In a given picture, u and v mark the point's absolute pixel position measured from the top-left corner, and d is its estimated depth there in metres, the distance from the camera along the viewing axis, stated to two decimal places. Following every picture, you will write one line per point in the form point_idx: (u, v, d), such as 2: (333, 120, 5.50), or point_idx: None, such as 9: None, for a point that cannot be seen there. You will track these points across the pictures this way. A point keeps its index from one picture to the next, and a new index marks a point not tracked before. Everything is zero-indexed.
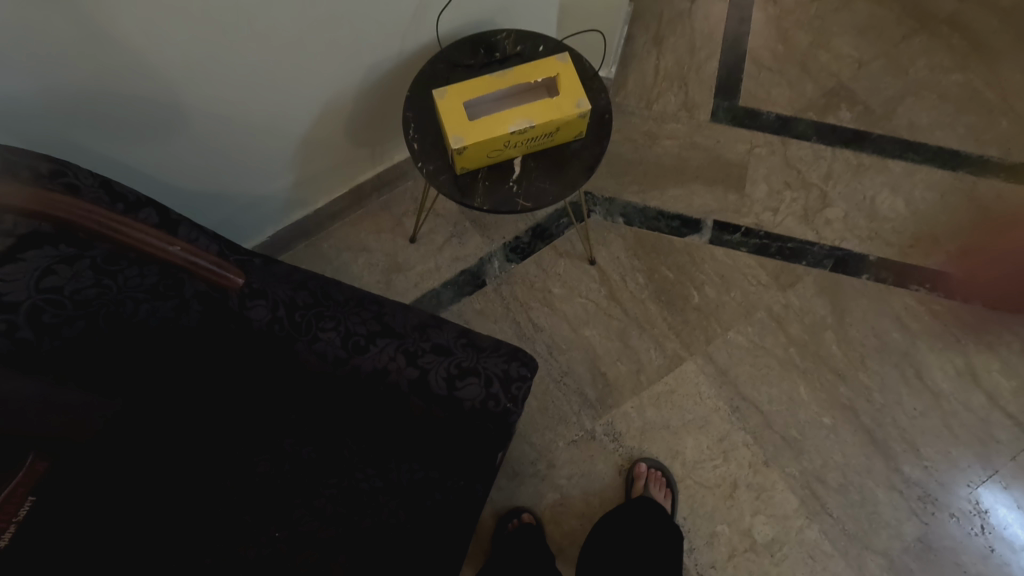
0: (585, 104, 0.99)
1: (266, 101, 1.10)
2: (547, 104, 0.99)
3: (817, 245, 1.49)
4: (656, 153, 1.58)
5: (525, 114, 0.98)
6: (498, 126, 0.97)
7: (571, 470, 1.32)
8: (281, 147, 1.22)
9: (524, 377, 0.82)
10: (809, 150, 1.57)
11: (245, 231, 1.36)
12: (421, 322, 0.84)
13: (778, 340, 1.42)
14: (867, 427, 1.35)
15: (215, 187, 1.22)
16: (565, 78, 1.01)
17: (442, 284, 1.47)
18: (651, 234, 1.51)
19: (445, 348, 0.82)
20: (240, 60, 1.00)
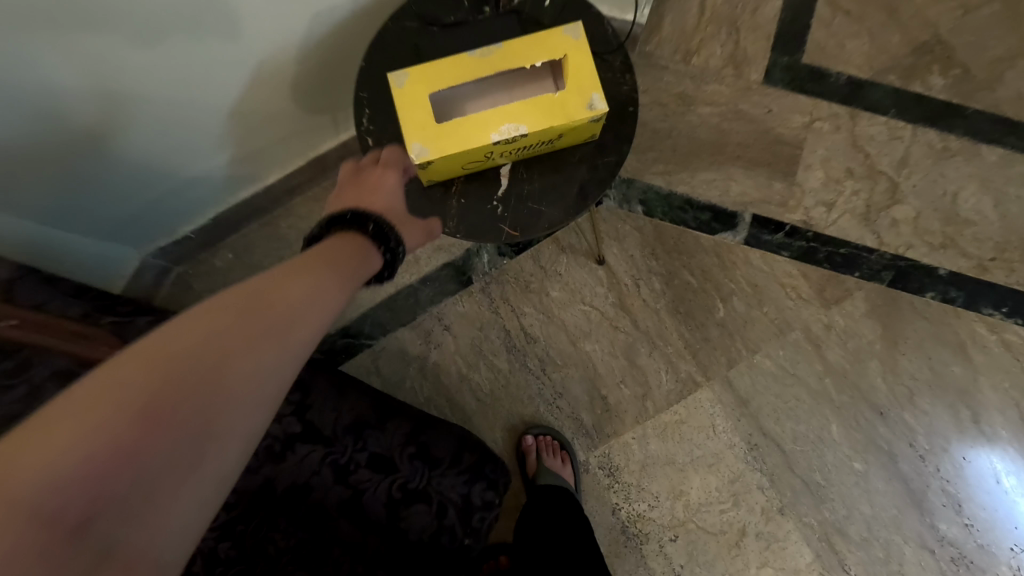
0: (603, 106, 0.70)
1: (152, 80, 0.81)
2: (547, 102, 0.70)
3: (875, 252, 1.22)
4: (690, 123, 1.26)
5: (514, 115, 0.70)
6: (475, 132, 0.70)
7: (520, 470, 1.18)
8: (199, 128, 0.94)
9: (484, 504, 0.80)
10: (883, 128, 1.25)
11: (175, 216, 1.11)
12: (357, 421, 0.79)
13: (813, 368, 1.20)
14: (904, 476, 1.16)
15: (124, 182, 0.97)
16: (577, 63, 0.71)
17: (421, 280, 1.23)
18: (675, 229, 1.24)
19: (383, 455, 0.79)
20: (93, 36, 0.71)
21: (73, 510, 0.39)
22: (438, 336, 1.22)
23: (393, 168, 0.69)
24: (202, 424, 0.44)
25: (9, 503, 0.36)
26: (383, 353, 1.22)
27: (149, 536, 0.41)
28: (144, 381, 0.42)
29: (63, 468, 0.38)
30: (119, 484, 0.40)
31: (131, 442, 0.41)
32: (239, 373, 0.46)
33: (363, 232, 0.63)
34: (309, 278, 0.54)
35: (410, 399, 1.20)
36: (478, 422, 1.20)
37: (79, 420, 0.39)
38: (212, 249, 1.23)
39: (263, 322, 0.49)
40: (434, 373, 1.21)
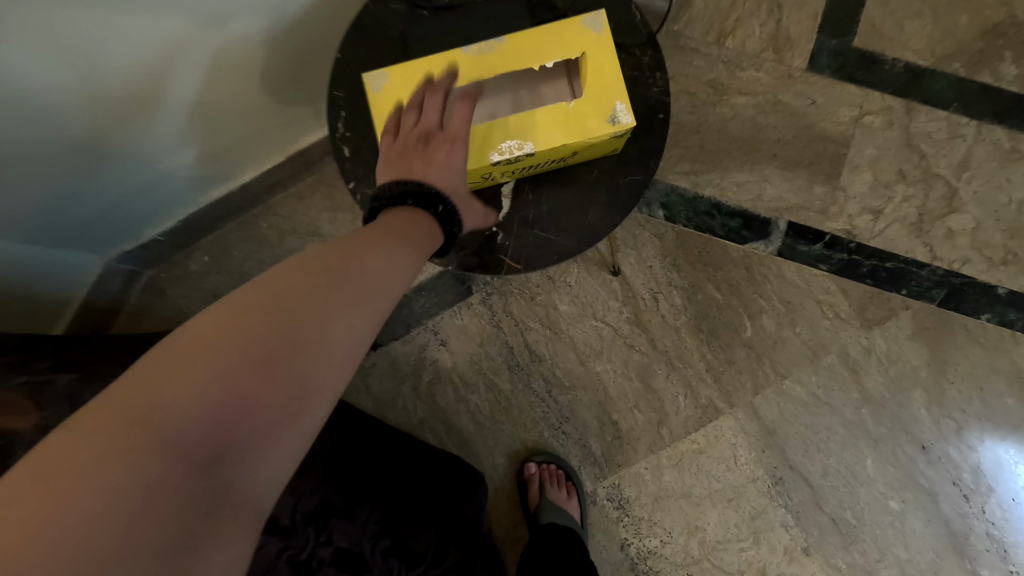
0: (628, 120, 0.59)
1: (100, 73, 0.69)
2: (561, 113, 0.59)
3: (925, 267, 1.08)
4: (721, 116, 1.11)
5: (520, 130, 0.59)
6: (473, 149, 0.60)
7: (520, 500, 1.08)
8: (165, 122, 0.82)
9: None
10: (942, 124, 1.10)
11: (144, 216, 0.99)
12: (320, 505, 0.65)
13: (849, 396, 1.08)
14: (944, 517, 1.05)
15: (79, 186, 0.84)
16: (599, 65, 0.60)
17: (415, 290, 1.12)
18: (699, 237, 1.10)
19: (350, 550, 0.66)
20: (17, 17, 0.57)
21: (200, 449, 0.37)
22: (434, 352, 1.11)
23: (462, 145, 0.58)
24: (304, 379, 0.41)
25: (143, 435, 0.35)
26: (373, 370, 1.11)
27: (259, 483, 0.40)
28: (256, 332, 0.41)
29: (188, 408, 0.37)
30: (238, 430, 0.39)
31: (249, 390, 0.39)
32: (337, 332, 0.44)
33: (431, 213, 0.56)
34: (388, 244, 0.51)
35: (403, 421, 1.09)
36: (477, 447, 1.09)
37: (199, 363, 0.38)
38: (186, 251, 1.11)
39: (354, 284, 0.47)
40: (429, 393, 1.10)
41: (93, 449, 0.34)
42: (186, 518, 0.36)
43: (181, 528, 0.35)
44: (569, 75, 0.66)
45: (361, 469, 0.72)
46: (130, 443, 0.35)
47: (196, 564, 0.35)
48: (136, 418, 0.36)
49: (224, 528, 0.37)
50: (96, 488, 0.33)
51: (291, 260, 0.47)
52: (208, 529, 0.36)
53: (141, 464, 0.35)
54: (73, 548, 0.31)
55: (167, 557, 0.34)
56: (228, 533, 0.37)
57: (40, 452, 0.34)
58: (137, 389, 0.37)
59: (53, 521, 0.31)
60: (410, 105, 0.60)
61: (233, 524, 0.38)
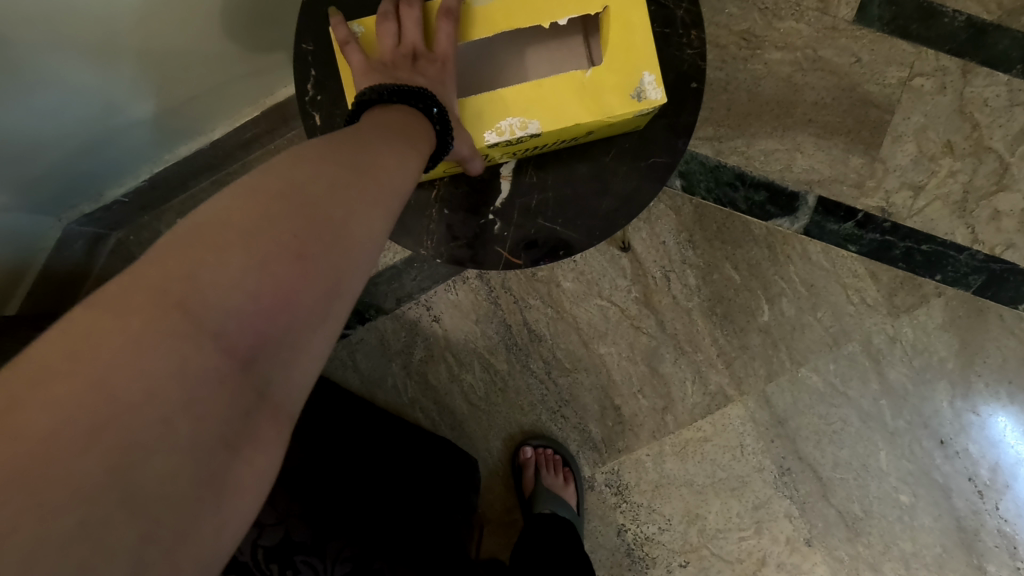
0: (659, 94, 0.50)
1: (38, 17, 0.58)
2: (577, 86, 0.50)
3: (966, 251, 0.99)
4: (753, 74, 0.99)
5: (524, 109, 0.50)
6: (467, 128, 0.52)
7: (515, 485, 1.05)
8: (137, 68, 0.73)
9: None
10: (1002, 89, 0.97)
11: (104, 174, 0.90)
12: (284, 542, 0.64)
13: (868, 387, 1.01)
14: (956, 513, 1.01)
15: (40, 148, 0.75)
16: (625, 24, 0.50)
17: (406, 261, 1.03)
18: (720, 211, 1.00)
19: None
20: None
21: (240, 341, 0.32)
22: (426, 329, 1.04)
23: (451, 64, 0.52)
24: (341, 277, 0.36)
25: (179, 321, 0.30)
26: (361, 346, 1.04)
27: (299, 383, 0.35)
28: (296, 217, 0.35)
29: (224, 296, 0.32)
30: (277, 325, 0.34)
31: (289, 281, 0.34)
32: (369, 229, 0.38)
33: (426, 117, 0.48)
34: (409, 141, 0.45)
35: (394, 400, 1.04)
36: (470, 430, 1.04)
37: (237, 242, 0.32)
38: (156, 212, 1.02)
39: (385, 182, 0.41)
40: (421, 371, 1.04)
41: (122, 333, 0.28)
42: (228, 418, 0.31)
43: (222, 429, 0.31)
44: (587, 35, 0.58)
45: (342, 494, 0.70)
46: (168, 329, 0.30)
47: (238, 466, 0.31)
48: (169, 301, 0.30)
49: (264, 429, 0.33)
50: (135, 377, 0.28)
51: (314, 141, 0.40)
52: (251, 430, 0.32)
53: (178, 357, 0.30)
54: (113, 441, 0.26)
55: (211, 457, 0.30)
56: (268, 436, 0.33)
57: (65, 331, 0.28)
58: (164, 270, 0.31)
59: (89, 410, 0.26)
60: (387, 16, 0.52)
61: (275, 424, 0.33)
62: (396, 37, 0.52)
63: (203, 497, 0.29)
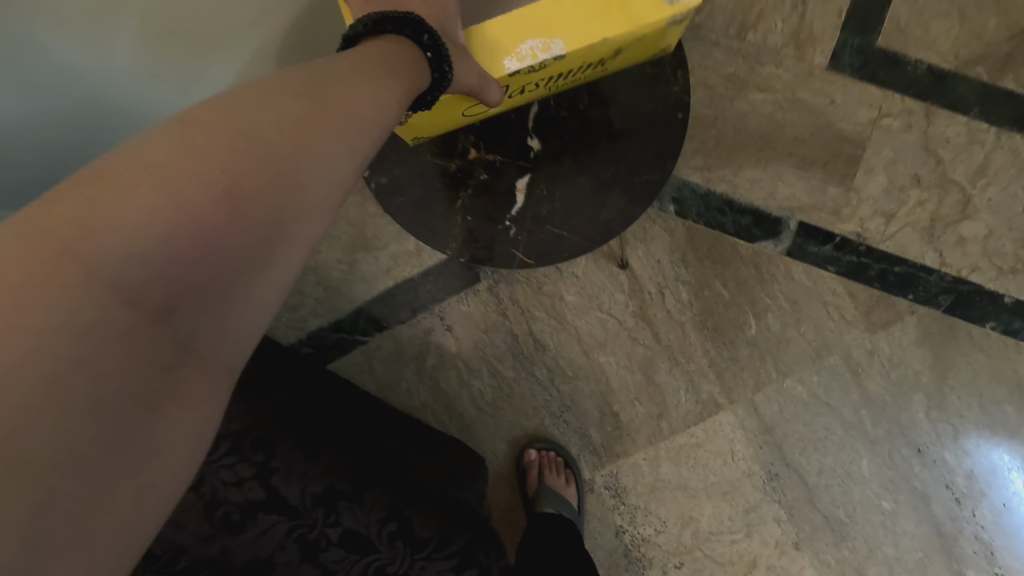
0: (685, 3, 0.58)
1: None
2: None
3: (934, 273, 1.08)
4: (738, 112, 1.10)
5: (553, 25, 0.58)
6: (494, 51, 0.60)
7: (520, 485, 1.12)
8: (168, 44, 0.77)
9: None
10: (962, 129, 1.08)
11: None
12: (328, 491, 0.70)
13: (849, 397, 1.08)
14: (936, 519, 1.07)
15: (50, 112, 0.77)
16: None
17: (423, 274, 1.11)
18: (709, 233, 1.10)
19: (358, 533, 0.69)
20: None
21: (156, 291, 0.36)
22: (439, 337, 1.12)
23: None
24: (279, 223, 0.41)
25: (73, 272, 0.33)
26: (377, 352, 1.13)
27: (226, 333, 0.40)
28: (219, 162, 0.38)
29: (132, 242, 0.35)
30: (200, 270, 0.38)
31: (216, 222, 0.37)
32: (315, 165, 0.43)
33: (418, 46, 0.54)
34: (378, 88, 0.49)
35: (406, 403, 1.13)
36: (477, 431, 1.12)
37: (150, 184, 0.36)
38: None
39: (335, 121, 0.45)
40: (432, 375, 1.12)
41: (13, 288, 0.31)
42: (140, 373, 0.35)
43: (133, 387, 0.35)
44: None
45: (366, 452, 0.76)
46: (63, 281, 0.33)
47: (154, 427, 0.36)
48: (60, 248, 0.33)
49: (186, 383, 0.38)
50: (24, 335, 0.31)
51: (250, 92, 0.42)
52: (168, 387, 0.37)
53: (75, 312, 0.33)
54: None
55: (120, 417, 0.34)
56: (191, 391, 0.38)
57: None
58: (62, 214, 0.34)
59: None
60: None
61: (197, 378, 0.38)
62: None
63: (113, 462, 0.34)
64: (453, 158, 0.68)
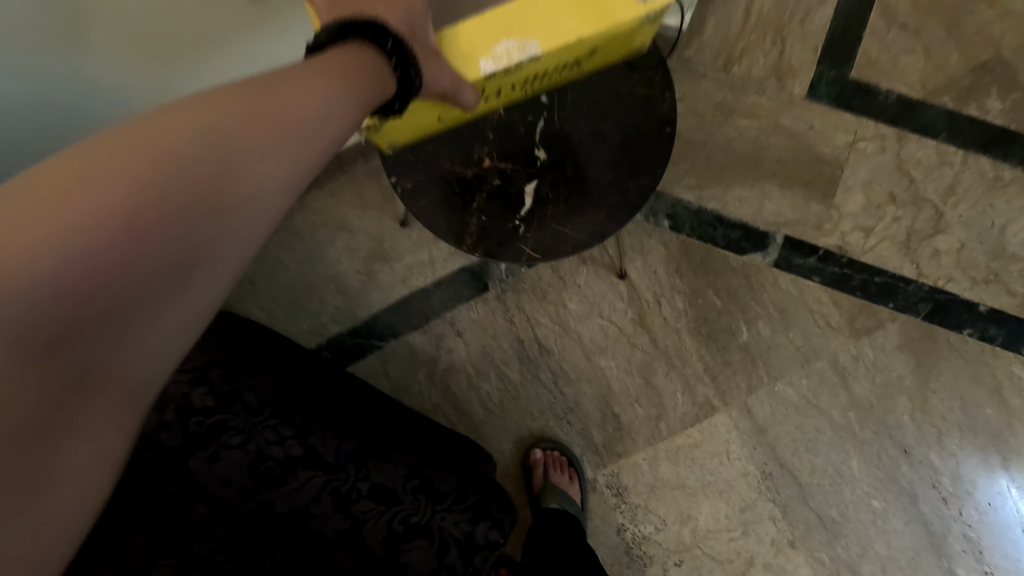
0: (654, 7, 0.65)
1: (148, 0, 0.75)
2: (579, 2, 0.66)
3: (913, 283, 1.16)
4: (726, 135, 1.21)
5: (527, 29, 0.66)
6: (474, 52, 0.68)
7: (526, 484, 1.17)
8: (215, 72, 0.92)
9: (494, 547, 0.71)
10: (932, 152, 1.18)
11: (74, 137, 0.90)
12: (360, 449, 0.73)
13: (838, 400, 1.15)
14: (924, 518, 1.12)
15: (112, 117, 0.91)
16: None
17: (435, 283, 1.20)
18: (702, 245, 1.19)
19: (386, 486, 0.72)
20: None
21: (66, 320, 0.42)
22: (450, 341, 1.20)
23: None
24: (194, 250, 0.47)
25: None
26: (392, 356, 1.20)
27: (141, 355, 0.46)
28: (134, 197, 0.44)
29: (44, 279, 0.41)
30: (113, 299, 0.44)
31: (127, 256, 0.44)
32: (236, 191, 0.49)
33: (380, 49, 0.62)
34: (317, 101, 0.55)
35: (418, 404, 1.19)
36: (485, 431, 1.18)
37: (64, 220, 0.41)
38: None
39: (261, 143, 0.51)
40: (443, 378, 1.19)
41: None
42: (46, 402, 0.42)
43: (37, 417, 0.42)
44: None
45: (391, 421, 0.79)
46: None
47: (59, 448, 0.43)
48: None
49: (91, 406, 0.45)
50: None
51: (172, 117, 0.48)
52: (72, 409, 0.44)
53: None
54: None
55: (26, 447, 0.41)
56: (98, 413, 0.45)
57: None
58: None
59: None
60: None
61: (103, 399, 0.45)
62: None
63: (17, 485, 0.41)
64: (469, 166, 0.77)
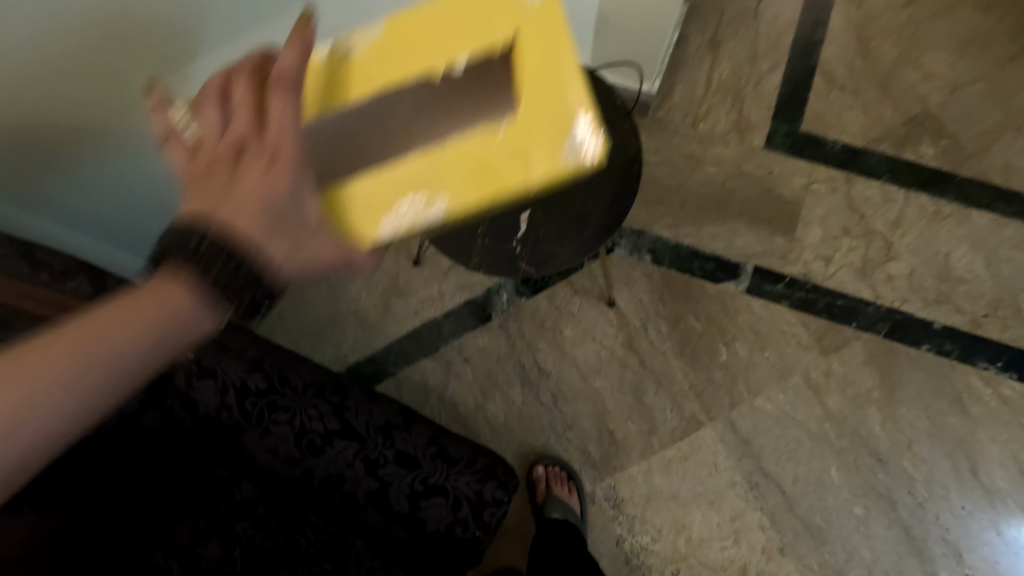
0: (600, 140, 0.48)
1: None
2: (512, 147, 0.48)
3: (872, 304, 1.30)
4: (697, 181, 1.39)
5: (437, 182, 0.48)
6: (366, 208, 0.49)
7: (530, 499, 1.25)
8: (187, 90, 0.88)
9: (499, 503, 0.81)
10: (878, 191, 1.35)
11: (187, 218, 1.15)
12: (386, 423, 0.84)
13: (813, 412, 1.25)
14: (904, 523, 1.19)
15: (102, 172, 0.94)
16: (544, 61, 0.50)
17: (444, 315, 1.34)
18: (681, 276, 1.34)
19: (409, 453, 0.83)
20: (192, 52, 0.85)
21: None
22: (458, 366, 1.32)
23: (275, 158, 0.46)
24: None
25: None
26: (405, 381, 1.33)
27: None
28: None
29: None
30: None
31: None
32: None
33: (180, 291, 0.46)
34: (56, 386, 0.43)
35: None
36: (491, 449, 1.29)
37: None
38: None
39: None
40: (452, 401, 1.31)
41: None
42: None
43: None
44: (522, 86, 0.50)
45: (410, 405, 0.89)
46: None
47: None
48: None
49: None
50: None
51: None
52: None
53: None
54: None
55: None
56: None
57: None
58: None
59: None
60: (222, 103, 0.49)
61: None
62: (224, 125, 0.49)
63: None
64: None
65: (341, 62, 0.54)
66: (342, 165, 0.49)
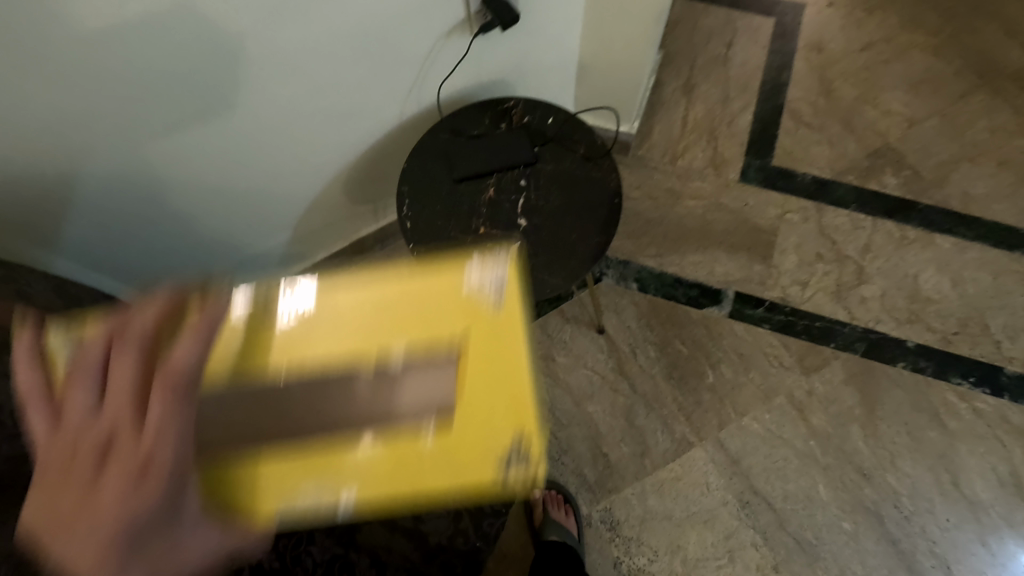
0: (537, 468, 0.46)
1: (36, 35, 0.70)
2: (441, 452, 0.45)
3: (848, 325, 1.37)
4: (677, 213, 1.47)
5: (352, 480, 0.45)
6: (269, 500, 0.45)
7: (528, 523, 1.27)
8: (154, 103, 0.86)
9: (497, 517, 0.95)
10: (847, 219, 1.44)
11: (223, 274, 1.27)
12: None
13: (798, 431, 1.30)
14: (893, 537, 1.22)
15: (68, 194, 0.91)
16: (492, 389, 0.46)
17: None
18: (667, 302, 1.41)
19: None
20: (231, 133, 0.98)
21: None
22: None
23: (144, 475, 0.37)
24: None
25: None
26: None
27: None
28: None
29: None
30: None
31: None
32: None
33: None
34: None
35: None
36: None
37: None
38: None
39: None
40: None
41: None
42: None
43: None
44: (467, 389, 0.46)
45: None
46: None
47: None
48: None
49: None
50: None
51: None
52: None
53: None
54: None
55: None
56: None
57: None
58: None
59: None
60: (94, 378, 0.40)
61: None
62: (90, 407, 0.40)
63: None
64: (468, 233, 1.01)
65: (262, 327, 0.47)
66: (246, 459, 0.44)
